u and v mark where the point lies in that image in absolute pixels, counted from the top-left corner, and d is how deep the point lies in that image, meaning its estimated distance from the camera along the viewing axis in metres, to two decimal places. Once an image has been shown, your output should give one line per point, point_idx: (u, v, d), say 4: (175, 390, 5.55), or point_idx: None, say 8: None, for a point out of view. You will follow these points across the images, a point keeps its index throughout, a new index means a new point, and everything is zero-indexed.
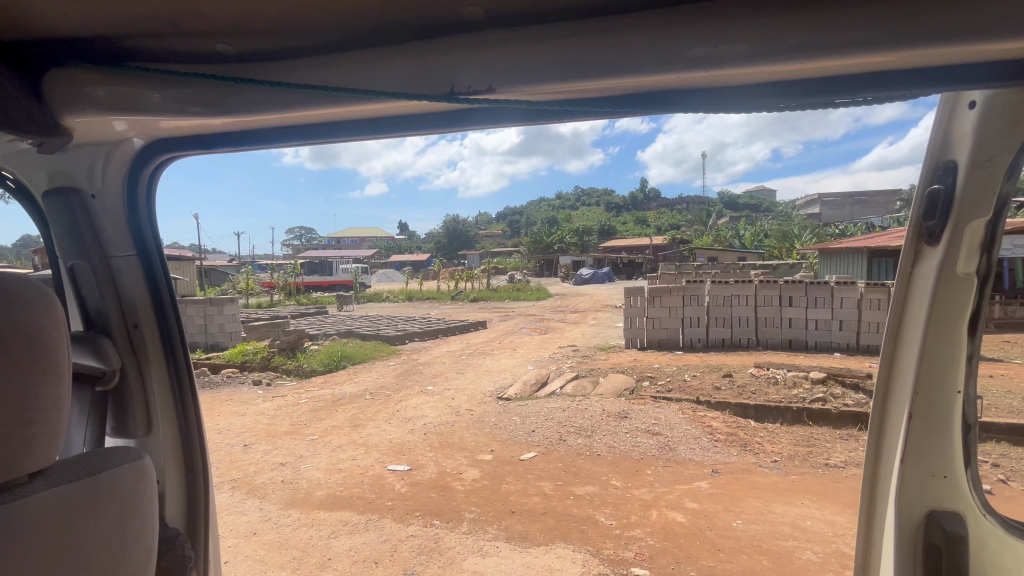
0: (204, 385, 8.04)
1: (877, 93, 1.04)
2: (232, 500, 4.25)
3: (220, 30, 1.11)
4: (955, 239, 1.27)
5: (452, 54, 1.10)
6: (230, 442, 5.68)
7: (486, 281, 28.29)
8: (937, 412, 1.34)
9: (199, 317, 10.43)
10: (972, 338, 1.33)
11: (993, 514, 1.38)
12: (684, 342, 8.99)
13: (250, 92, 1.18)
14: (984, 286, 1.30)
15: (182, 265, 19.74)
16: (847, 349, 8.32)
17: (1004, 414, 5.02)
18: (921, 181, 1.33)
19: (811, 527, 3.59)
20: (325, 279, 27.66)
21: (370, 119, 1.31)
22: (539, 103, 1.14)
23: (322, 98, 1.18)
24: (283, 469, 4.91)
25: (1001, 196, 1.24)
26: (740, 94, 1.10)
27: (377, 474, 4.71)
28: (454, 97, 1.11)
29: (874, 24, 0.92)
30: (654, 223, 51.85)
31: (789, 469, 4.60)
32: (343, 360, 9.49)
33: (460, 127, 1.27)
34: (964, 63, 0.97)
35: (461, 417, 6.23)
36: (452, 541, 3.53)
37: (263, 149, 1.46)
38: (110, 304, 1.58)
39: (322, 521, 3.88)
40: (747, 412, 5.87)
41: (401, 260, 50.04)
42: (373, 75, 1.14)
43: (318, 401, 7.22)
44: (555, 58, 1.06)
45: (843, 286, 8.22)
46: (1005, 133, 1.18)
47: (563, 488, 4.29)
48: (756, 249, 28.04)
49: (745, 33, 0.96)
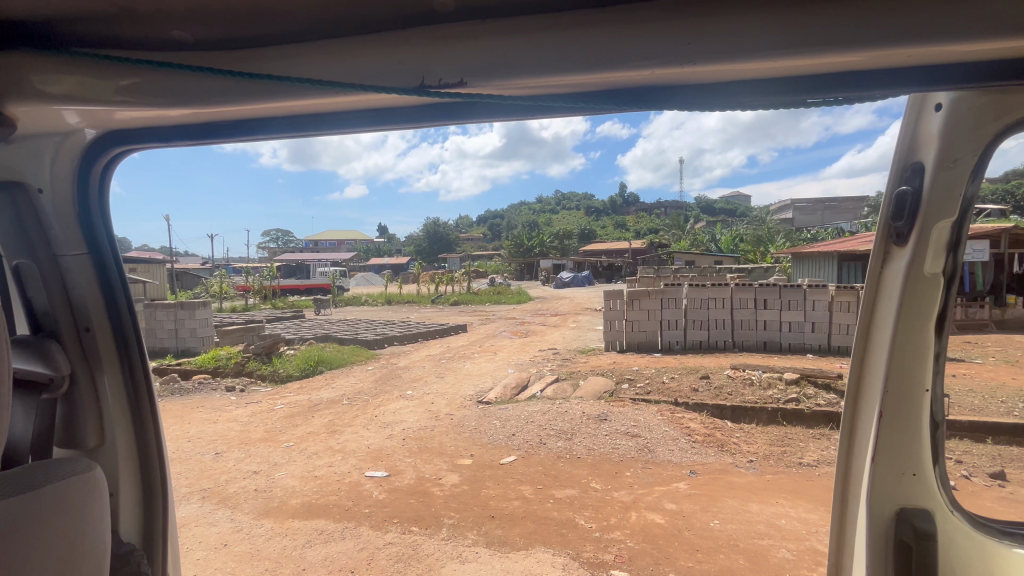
0: (172, 392, 7.76)
1: (847, 93, 1.05)
2: (201, 511, 4.09)
3: (178, 15, 1.05)
4: (924, 239, 1.29)
5: (424, 46, 1.06)
6: (200, 451, 5.49)
7: (466, 284, 28.08)
8: (907, 411, 1.36)
9: (169, 321, 10.14)
10: (939, 336, 1.35)
11: (959, 510, 1.41)
12: (663, 344, 9.09)
13: (214, 84, 1.13)
14: (950, 287, 1.32)
15: (151, 267, 19.14)
16: (819, 351, 8.52)
17: (967, 412, 5.20)
18: (890, 184, 1.35)
19: (786, 526, 3.63)
20: (301, 283, 27.03)
21: (343, 113, 1.26)
22: (516, 100, 1.12)
23: (287, 90, 1.13)
24: (255, 477, 4.76)
25: (964, 198, 1.26)
26: (716, 93, 1.09)
27: (354, 481, 4.60)
28: (424, 90, 1.07)
29: (845, 24, 0.93)
30: (633, 228, 52.44)
31: (764, 469, 4.67)
32: (319, 365, 9.28)
33: (436, 123, 1.24)
34: (921, 66, 1.00)
35: (440, 422, 6.15)
36: (431, 548, 3.46)
37: (227, 143, 1.39)
38: (58, 307, 1.49)
39: (296, 530, 3.76)
40: (723, 413, 5.96)
41: (380, 263, 49.45)
42: (342, 66, 1.10)
43: (294, 407, 7.05)
44: (529, 53, 1.04)
45: (815, 289, 8.44)
46: (968, 135, 1.21)
47: (543, 492, 4.26)
48: (731, 253, 28.51)
49: (721, 32, 0.96)
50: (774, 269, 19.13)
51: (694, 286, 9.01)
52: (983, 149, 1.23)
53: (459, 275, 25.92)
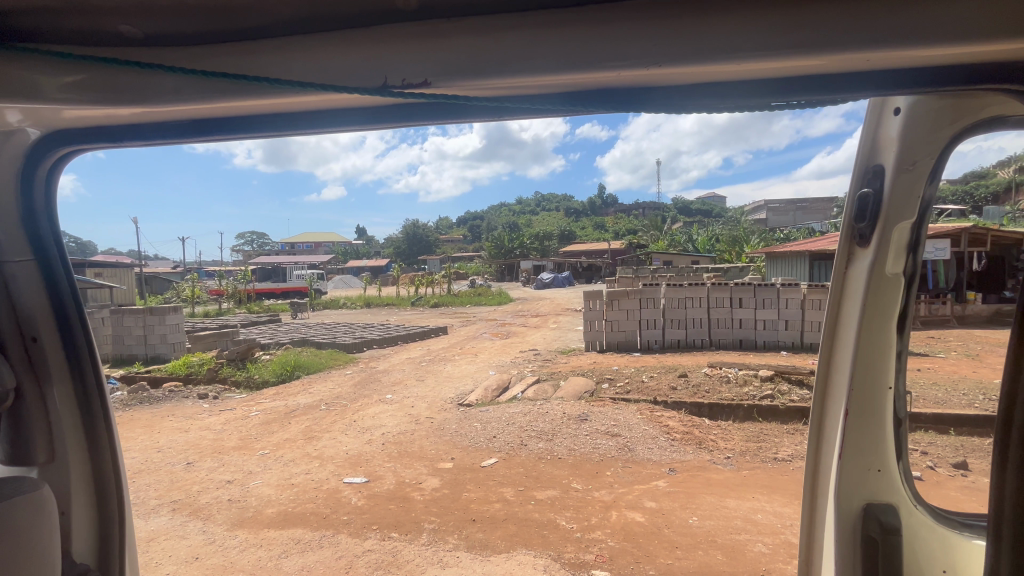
0: (141, 401, 7.48)
1: (809, 97, 1.06)
2: (171, 524, 3.95)
3: (123, 9, 0.98)
4: (885, 240, 1.31)
5: (383, 46, 1.03)
6: (171, 461, 5.31)
7: (446, 286, 27.89)
8: (871, 408, 1.39)
9: (138, 327, 9.81)
10: (901, 335, 1.38)
11: (922, 503, 1.46)
12: (642, 343, 9.19)
13: (168, 81, 1.08)
14: (910, 286, 1.35)
15: (118, 272, 18.50)
16: (793, 347, 8.73)
17: (932, 405, 5.39)
18: (852, 187, 1.37)
19: (762, 520, 3.70)
20: (278, 288, 26.45)
21: (303, 113, 1.22)
22: (481, 100, 1.10)
23: (247, 88, 1.09)
24: (229, 487, 4.62)
25: (923, 200, 1.29)
26: (683, 95, 1.09)
27: (332, 488, 4.51)
28: (387, 91, 1.06)
29: (815, 28, 0.93)
30: (612, 229, 52.98)
31: (740, 465, 4.75)
32: (296, 370, 9.07)
33: (401, 124, 1.21)
34: (881, 70, 1.02)
35: (420, 426, 6.08)
36: (411, 554, 3.40)
37: (182, 143, 1.33)
38: (3, 319, 1.41)
39: (272, 540, 3.66)
40: (701, 411, 6.05)
41: (358, 266, 48.78)
42: (302, 64, 1.07)
43: (269, 413, 6.87)
44: (492, 53, 1.02)
45: (788, 287, 8.65)
46: (926, 137, 1.24)
47: (525, 494, 4.24)
48: (708, 253, 29.09)
49: (689, 36, 0.96)
50: (748, 269, 19.53)
51: (672, 286, 9.14)
52: (940, 153, 1.26)
53: (439, 277, 25.80)
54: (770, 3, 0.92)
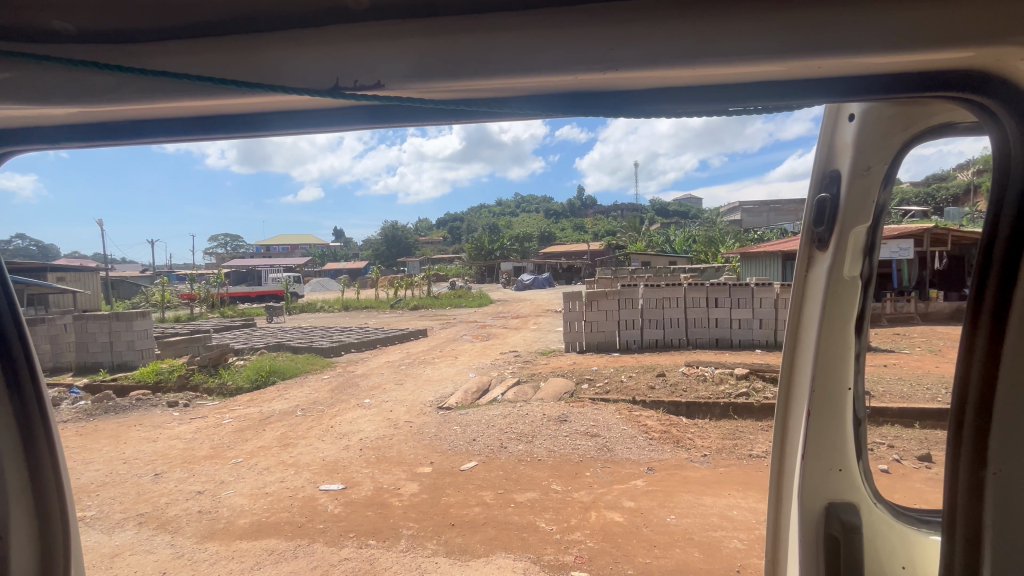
0: (106, 410, 7.19)
1: (766, 103, 1.07)
2: (137, 538, 3.80)
3: (53, 4, 0.92)
4: (843, 244, 1.34)
5: (332, 46, 1.00)
6: (138, 473, 5.11)
7: (426, 288, 27.66)
8: (832, 409, 1.41)
9: (103, 334, 9.45)
10: (859, 337, 1.40)
11: (882, 501, 1.49)
12: (621, 343, 9.27)
13: (107, 79, 1.03)
14: (867, 289, 1.37)
15: (83, 276, 17.79)
16: (767, 346, 8.93)
17: (898, 399, 5.57)
18: (811, 191, 1.39)
19: (737, 517, 3.76)
20: (253, 291, 25.83)
21: (253, 114, 1.17)
22: (436, 103, 1.07)
23: (192, 88, 1.04)
24: (200, 498, 4.47)
25: (878, 205, 1.32)
26: (643, 100, 1.08)
27: (308, 496, 4.40)
28: (338, 92, 1.02)
29: (772, 34, 0.93)
30: (592, 231, 53.44)
31: (717, 462, 4.83)
32: (272, 375, 8.86)
33: (356, 126, 1.17)
34: (834, 78, 1.03)
35: (399, 430, 6.00)
36: (388, 561, 3.34)
37: (127, 145, 1.26)
38: None
39: (245, 552, 3.55)
40: (679, 410, 6.13)
41: (336, 269, 48.05)
42: (249, 64, 1.02)
43: (243, 421, 6.69)
44: (449, 56, 1.00)
45: (761, 287, 8.84)
46: (878, 143, 1.26)
47: (504, 496, 4.21)
48: (684, 253, 29.63)
49: (644, 42, 0.96)
50: (724, 269, 19.92)
51: (650, 286, 9.24)
52: (892, 158, 1.29)
53: (419, 279, 25.58)
54: (727, 8, 0.92)
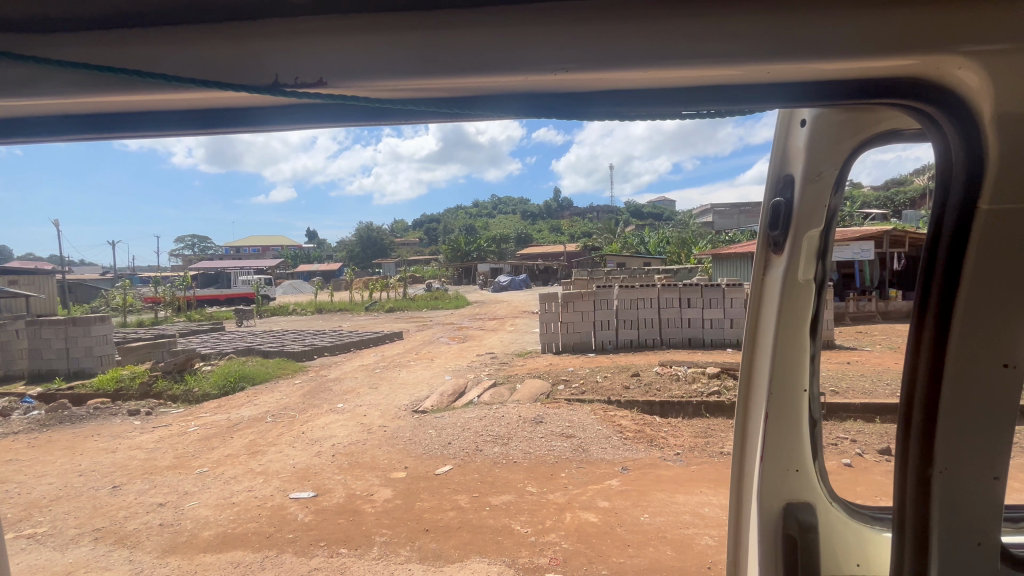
0: (61, 421, 6.82)
1: (718, 106, 1.07)
2: (93, 555, 3.61)
3: None
4: (797, 247, 1.35)
5: (271, 40, 0.95)
6: (94, 485, 4.86)
7: (403, 290, 27.35)
8: (789, 410, 1.42)
9: (58, 340, 8.95)
10: (814, 339, 1.42)
11: (838, 501, 1.51)
12: (597, 343, 9.33)
13: (21, 71, 0.95)
14: (821, 292, 1.39)
15: (37, 279, 16.88)
16: (738, 345, 9.13)
17: (861, 395, 5.76)
18: (766, 195, 1.41)
19: (709, 514, 3.81)
20: (221, 293, 25.03)
21: (190, 109, 1.11)
22: (382, 102, 1.03)
23: (118, 82, 0.98)
24: (161, 510, 4.27)
25: (830, 209, 1.34)
26: (597, 101, 1.07)
27: (276, 505, 4.26)
28: (278, 90, 0.98)
29: (724, 37, 0.93)
30: (569, 232, 53.84)
31: (689, 460, 4.89)
32: (241, 380, 8.58)
33: (300, 125, 1.12)
34: (784, 83, 1.03)
35: (372, 435, 5.88)
36: (360, 570, 3.26)
37: (53, 141, 1.17)
38: None
39: (208, 565, 3.40)
40: (653, 409, 6.20)
41: (310, 271, 47.04)
42: (180, 56, 0.96)
43: (209, 429, 6.44)
44: (395, 55, 0.96)
45: (732, 287, 9.03)
46: (829, 149, 1.28)
47: (479, 500, 4.17)
48: (659, 254, 30.15)
49: (594, 43, 0.94)
50: (697, 270, 20.34)
51: (625, 287, 9.33)
52: (843, 164, 1.31)
53: (395, 281, 25.25)
54: (677, 11, 0.91)
